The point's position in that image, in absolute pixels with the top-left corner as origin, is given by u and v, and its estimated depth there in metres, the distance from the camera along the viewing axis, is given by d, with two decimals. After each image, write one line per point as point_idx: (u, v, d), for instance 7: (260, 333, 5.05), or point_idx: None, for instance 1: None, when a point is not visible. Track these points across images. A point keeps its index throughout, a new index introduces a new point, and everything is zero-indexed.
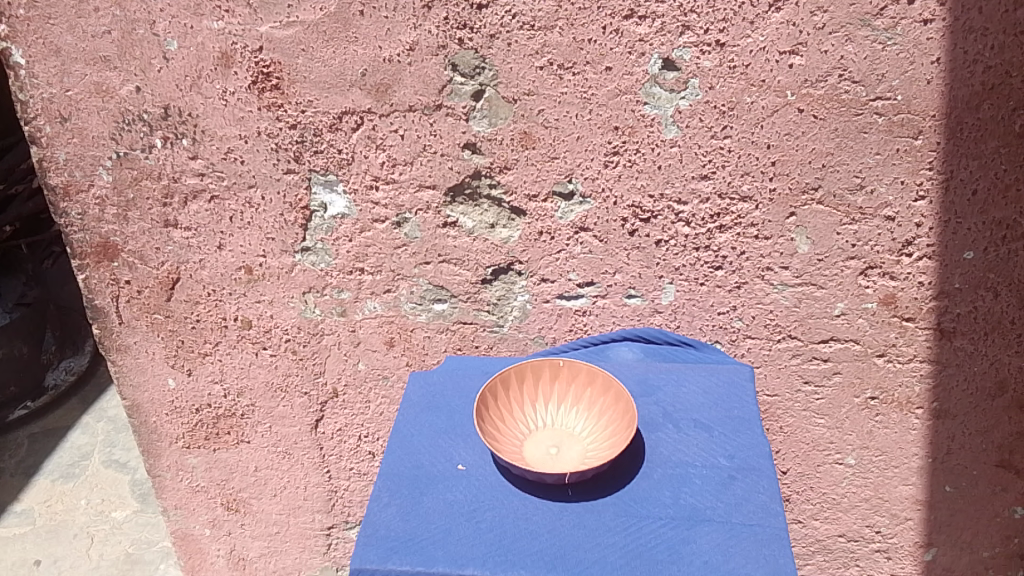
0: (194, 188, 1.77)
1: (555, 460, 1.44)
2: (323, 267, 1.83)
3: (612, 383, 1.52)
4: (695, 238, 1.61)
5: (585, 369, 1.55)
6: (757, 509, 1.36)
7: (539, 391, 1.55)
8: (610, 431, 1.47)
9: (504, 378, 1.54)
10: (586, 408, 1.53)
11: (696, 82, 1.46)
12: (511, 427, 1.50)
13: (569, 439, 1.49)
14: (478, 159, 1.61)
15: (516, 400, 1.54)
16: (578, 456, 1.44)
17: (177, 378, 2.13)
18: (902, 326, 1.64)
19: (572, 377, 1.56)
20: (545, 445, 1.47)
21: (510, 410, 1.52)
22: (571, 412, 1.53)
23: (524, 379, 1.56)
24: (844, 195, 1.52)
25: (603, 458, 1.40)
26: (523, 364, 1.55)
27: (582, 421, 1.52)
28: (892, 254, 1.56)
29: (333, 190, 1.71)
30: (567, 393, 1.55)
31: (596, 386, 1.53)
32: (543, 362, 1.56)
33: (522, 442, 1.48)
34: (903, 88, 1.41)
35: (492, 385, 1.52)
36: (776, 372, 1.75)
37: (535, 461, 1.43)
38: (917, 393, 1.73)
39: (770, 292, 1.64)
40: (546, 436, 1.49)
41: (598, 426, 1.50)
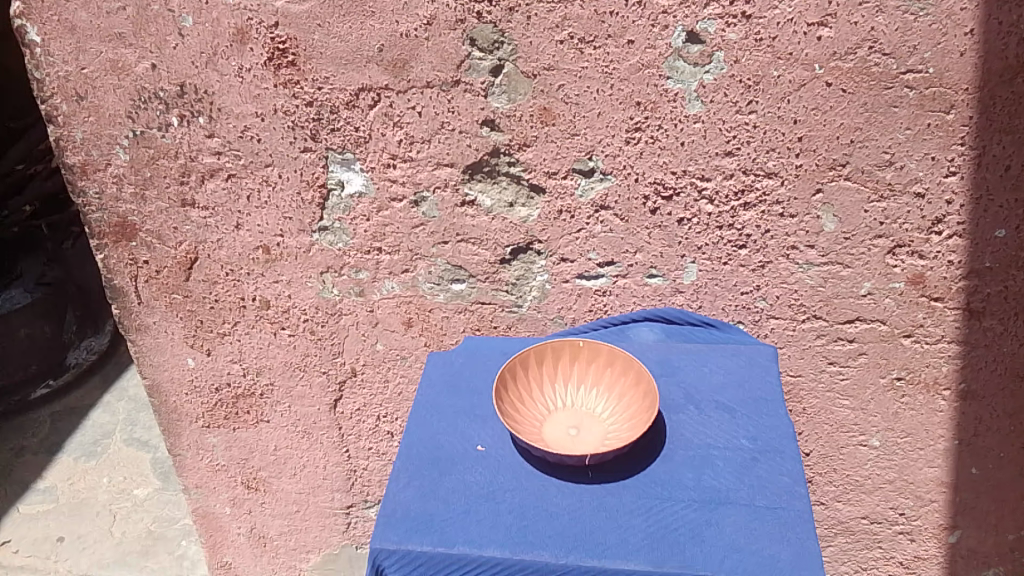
0: (211, 167, 1.75)
1: (575, 441, 1.42)
2: (340, 246, 1.81)
3: (632, 364, 1.50)
4: (719, 216, 1.57)
5: (606, 350, 1.53)
6: (781, 491, 1.34)
7: (559, 372, 1.53)
8: (631, 413, 1.45)
9: (522, 359, 1.52)
10: (606, 389, 1.51)
11: (721, 56, 1.42)
12: (530, 408, 1.48)
13: (589, 420, 1.47)
14: (497, 136, 1.58)
15: (535, 381, 1.52)
16: (599, 438, 1.42)
17: (196, 358, 2.13)
18: (929, 306, 1.61)
19: (592, 358, 1.53)
20: (565, 426, 1.45)
21: (529, 391, 1.50)
22: (591, 393, 1.51)
23: (543, 359, 1.54)
24: (873, 171, 1.47)
25: (623, 440, 1.38)
26: (541, 345, 1.53)
27: (602, 402, 1.50)
28: (921, 232, 1.52)
29: (350, 169, 1.69)
30: (587, 374, 1.53)
31: (616, 367, 1.51)
32: (562, 343, 1.54)
33: (541, 423, 1.46)
34: (935, 60, 1.37)
35: (510, 365, 1.50)
36: (800, 353, 1.72)
37: (555, 442, 1.42)
38: (944, 374, 1.69)
39: (794, 271, 1.61)
40: (565, 417, 1.47)
41: (618, 407, 1.48)
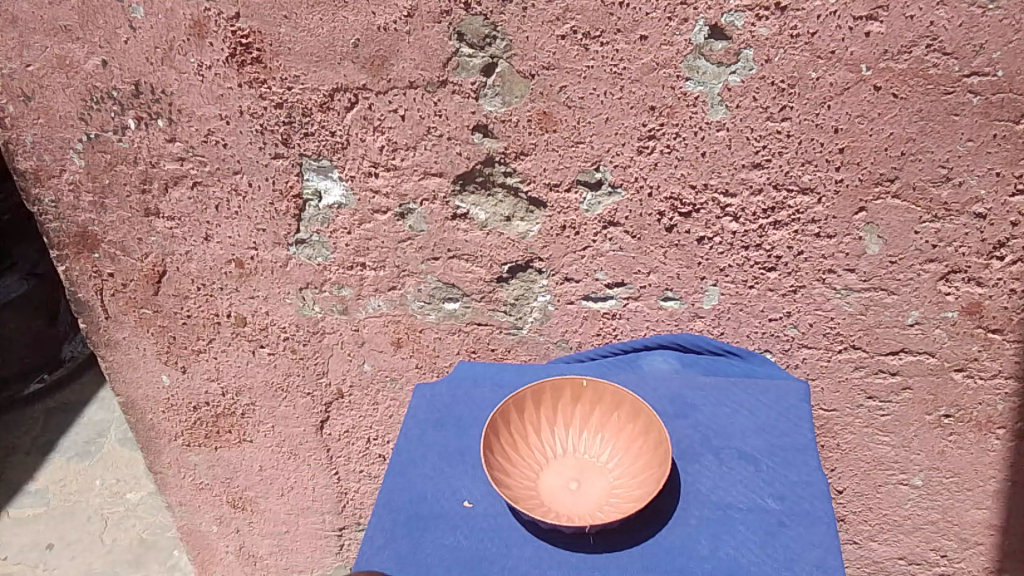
0: (174, 174, 1.57)
1: (575, 498, 1.24)
2: (319, 261, 1.62)
3: (642, 408, 1.31)
4: (745, 235, 1.37)
5: (612, 391, 1.34)
6: (810, 566, 1.15)
7: (558, 414, 1.35)
8: (641, 465, 1.27)
9: (516, 401, 1.33)
10: (611, 436, 1.33)
11: (749, 53, 1.22)
12: (525, 458, 1.29)
13: (592, 472, 1.29)
14: (491, 143, 1.39)
15: (531, 427, 1.33)
16: (603, 495, 1.24)
17: (171, 375, 1.96)
18: (986, 338, 1.40)
19: (595, 399, 1.35)
20: (564, 479, 1.27)
21: (524, 436, 1.32)
22: (595, 440, 1.33)
23: (540, 400, 1.35)
24: (926, 187, 1.27)
25: (631, 503, 1.20)
26: (538, 384, 1.35)
27: (607, 450, 1.31)
28: (979, 257, 1.32)
29: (327, 178, 1.49)
30: (591, 417, 1.34)
31: (624, 410, 1.33)
32: (562, 381, 1.35)
33: (537, 475, 1.28)
34: (1005, 61, 1.15)
35: (503, 409, 1.31)
36: (834, 386, 1.53)
37: (553, 500, 1.24)
38: (999, 412, 1.49)
39: (831, 297, 1.41)
40: (565, 467, 1.29)
41: (626, 457, 1.30)
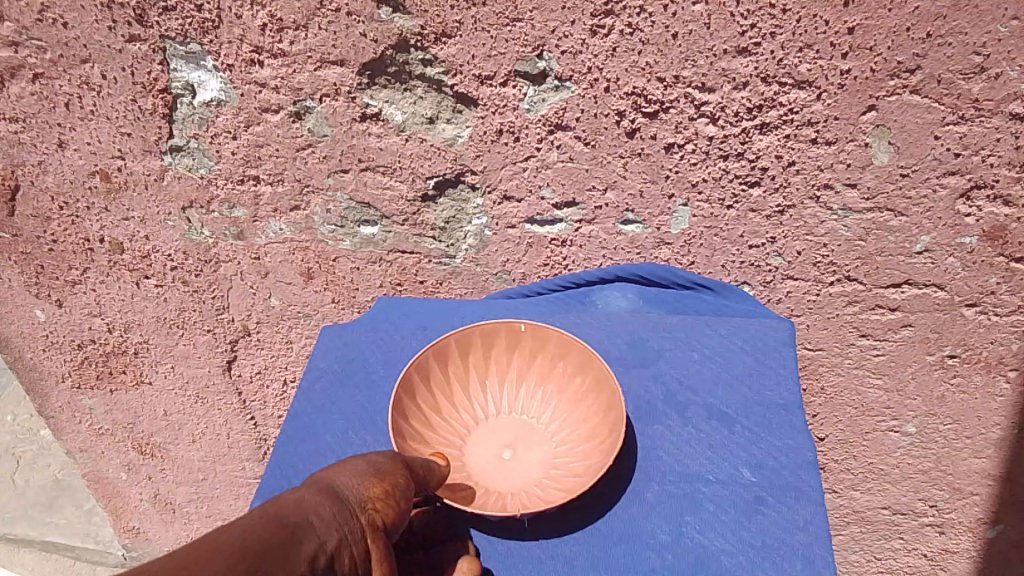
0: (9, 64, 1.24)
1: (508, 474, 1.00)
2: (202, 174, 1.32)
3: (590, 361, 1.05)
4: (724, 142, 1.10)
5: (555, 339, 1.08)
6: (791, 559, 0.90)
7: (490, 367, 1.09)
8: (589, 432, 1.02)
9: (437, 353, 1.06)
10: (553, 393, 1.07)
11: None
12: (448, 423, 1.04)
13: (530, 439, 1.04)
14: (404, 22, 1.08)
15: (458, 383, 1.08)
16: (541, 469, 1.00)
17: (46, 310, 1.65)
18: (1008, 268, 1.16)
19: (536, 348, 1.09)
20: (495, 450, 1.03)
21: (448, 394, 1.06)
22: (535, 397, 1.08)
23: (469, 350, 1.09)
24: (954, 81, 0.99)
25: (574, 480, 0.96)
26: (465, 330, 1.08)
27: (550, 411, 1.07)
28: (1010, 169, 1.06)
29: (199, 68, 1.18)
30: (530, 369, 1.09)
31: (569, 362, 1.07)
32: (495, 325, 1.09)
33: (462, 446, 1.03)
34: None
35: (420, 363, 1.05)
36: (823, 324, 1.28)
37: (479, 477, 0.99)
38: (1013, 352, 1.26)
39: (825, 219, 1.15)
40: (497, 435, 1.05)
41: (572, 421, 1.05)
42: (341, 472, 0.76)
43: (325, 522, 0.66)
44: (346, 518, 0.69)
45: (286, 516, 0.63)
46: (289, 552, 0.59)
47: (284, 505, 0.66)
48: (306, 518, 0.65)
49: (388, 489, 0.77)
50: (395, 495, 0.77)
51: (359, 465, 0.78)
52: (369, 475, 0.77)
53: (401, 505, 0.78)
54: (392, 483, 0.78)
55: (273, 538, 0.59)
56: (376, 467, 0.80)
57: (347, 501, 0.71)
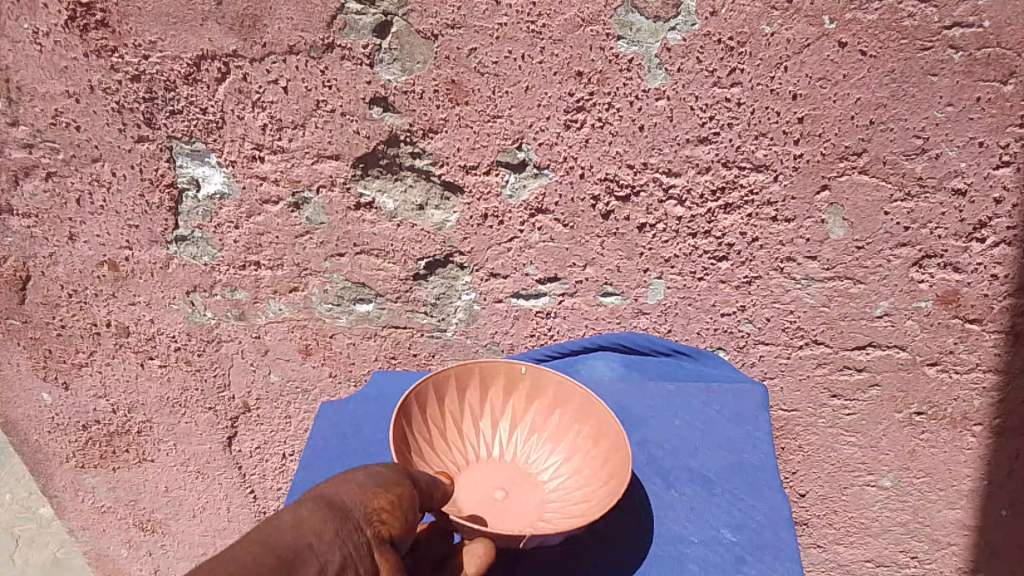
0: (25, 164, 1.31)
1: (502, 507, 1.02)
2: (206, 261, 1.39)
3: (589, 409, 1.12)
4: (691, 221, 1.18)
5: (556, 389, 1.15)
6: None
7: (486, 408, 1.15)
8: (583, 474, 1.07)
9: (436, 383, 1.12)
10: (545, 440, 1.13)
11: (690, 5, 1.01)
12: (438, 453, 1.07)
13: (521, 480, 1.08)
14: (393, 119, 1.16)
15: (451, 420, 1.12)
16: (534, 505, 1.03)
17: (53, 392, 1.70)
18: (963, 330, 1.23)
19: (533, 398, 1.16)
20: (489, 485, 1.05)
21: (445, 428, 1.10)
22: (527, 442, 1.13)
23: (465, 390, 1.14)
24: (898, 162, 1.08)
25: (574, 513, 0.99)
26: (468, 368, 1.14)
27: (541, 457, 1.11)
28: (958, 240, 1.13)
29: (204, 163, 1.25)
30: (526, 416, 1.15)
31: (566, 412, 1.13)
32: (496, 365, 1.16)
33: (456, 477, 1.05)
34: (993, 8, 0.95)
35: (419, 388, 1.09)
36: (796, 385, 1.35)
37: (474, 505, 1.01)
38: (977, 408, 1.32)
39: (790, 288, 1.23)
40: (489, 472, 1.08)
41: (563, 466, 1.09)
42: (348, 483, 0.76)
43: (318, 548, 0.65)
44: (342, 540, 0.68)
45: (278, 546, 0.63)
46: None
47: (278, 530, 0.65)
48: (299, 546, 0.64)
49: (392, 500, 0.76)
50: (403, 505, 0.78)
51: (366, 473, 0.78)
52: (371, 486, 0.77)
53: (405, 517, 0.77)
54: (395, 493, 0.78)
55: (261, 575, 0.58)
56: (380, 479, 0.79)
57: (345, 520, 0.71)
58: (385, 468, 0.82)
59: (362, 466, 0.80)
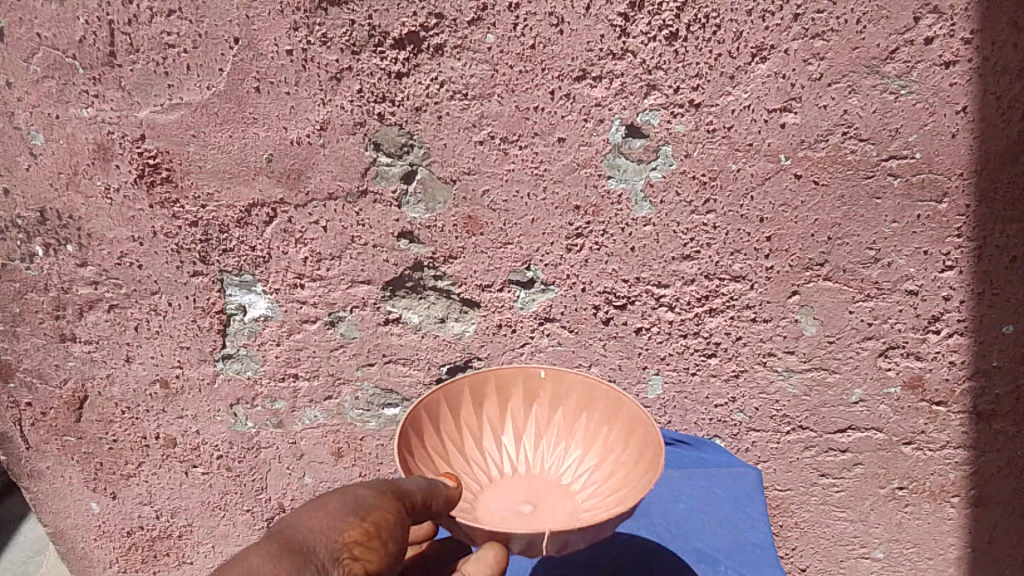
0: (89, 298, 1.47)
1: (536, 512, 1.03)
2: (249, 375, 1.54)
3: (615, 410, 1.15)
4: (682, 324, 1.34)
5: (579, 393, 1.17)
6: None
7: (511, 420, 1.17)
8: (616, 473, 1.09)
9: (453, 395, 1.14)
10: (576, 447, 1.15)
11: (668, 150, 1.19)
12: (465, 465, 1.10)
13: (554, 488, 1.10)
14: (418, 249, 1.33)
15: (474, 432, 1.14)
16: (570, 508, 1.04)
17: (100, 501, 1.81)
18: (931, 411, 1.37)
19: (556, 404, 1.18)
20: (522, 494, 1.07)
21: (472, 443, 1.13)
22: (558, 452, 1.15)
23: (485, 401, 1.17)
24: (856, 269, 1.24)
25: (607, 506, 1.00)
26: (489, 380, 1.17)
27: (573, 463, 1.13)
28: (916, 332, 1.29)
29: (251, 292, 1.41)
30: (553, 425, 1.17)
31: (594, 415, 1.16)
32: (514, 374, 1.18)
33: (487, 489, 1.07)
34: (923, 143, 1.13)
35: (440, 403, 1.12)
36: (787, 467, 1.49)
37: (506, 511, 1.03)
38: (953, 481, 1.44)
39: (773, 380, 1.39)
40: (521, 483, 1.10)
41: (595, 471, 1.11)
42: (316, 524, 0.82)
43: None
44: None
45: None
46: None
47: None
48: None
49: (368, 533, 0.83)
50: (377, 537, 0.83)
51: (337, 510, 0.84)
52: (348, 518, 0.83)
53: (382, 551, 0.83)
54: (376, 522, 0.83)
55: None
56: (356, 508, 0.84)
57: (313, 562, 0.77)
58: (373, 491, 0.87)
59: (336, 501, 0.85)
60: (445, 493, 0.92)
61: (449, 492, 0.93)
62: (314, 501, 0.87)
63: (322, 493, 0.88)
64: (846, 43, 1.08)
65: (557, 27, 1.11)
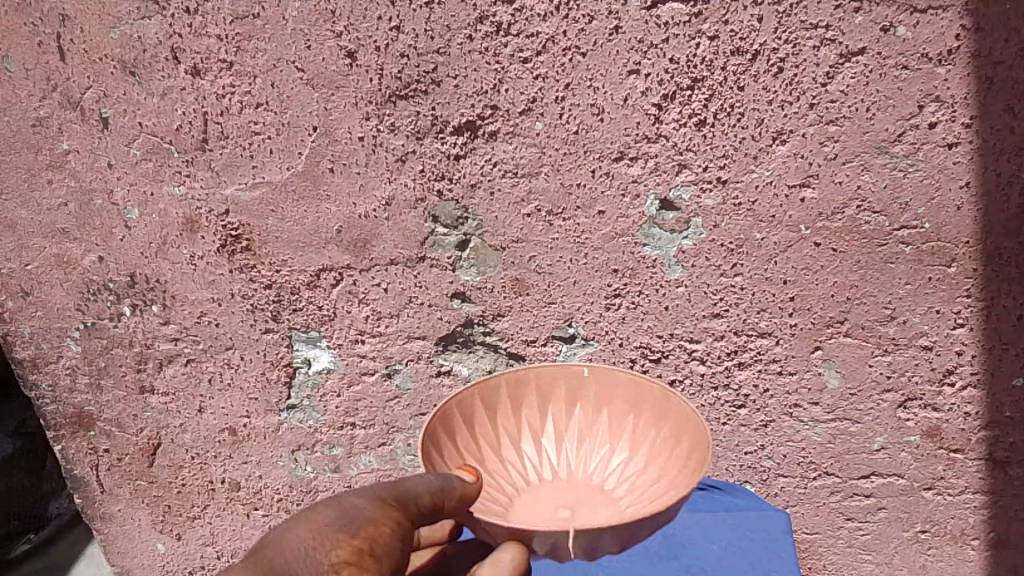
0: (169, 353, 1.61)
1: (578, 515, 1.08)
2: (311, 423, 1.65)
3: (663, 413, 1.16)
4: (713, 376, 1.45)
5: (625, 393, 1.19)
6: None
7: (554, 418, 1.20)
8: (660, 477, 1.11)
9: (490, 397, 1.17)
10: (620, 449, 1.18)
11: (698, 221, 1.31)
12: (503, 468, 1.14)
13: (596, 493, 1.14)
14: (469, 307, 1.45)
15: (512, 435, 1.18)
16: (612, 510, 1.08)
17: (166, 542, 1.88)
18: (949, 458, 1.46)
19: (599, 404, 1.21)
20: (563, 500, 1.12)
21: (513, 442, 1.17)
22: (601, 453, 1.18)
23: (525, 401, 1.19)
24: (874, 326, 1.35)
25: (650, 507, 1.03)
26: (531, 379, 1.19)
27: (618, 465, 1.17)
28: (932, 384, 1.39)
29: (316, 346, 1.54)
30: (597, 426, 1.20)
31: (641, 417, 1.18)
32: (555, 373, 1.20)
33: (528, 494, 1.12)
34: (930, 215, 1.24)
35: (477, 403, 1.16)
36: (814, 511, 1.58)
37: (547, 516, 1.07)
38: (972, 524, 1.52)
39: (799, 429, 1.49)
40: (563, 487, 1.14)
41: (640, 474, 1.14)
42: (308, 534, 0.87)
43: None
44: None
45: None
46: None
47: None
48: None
49: (358, 554, 0.86)
50: (372, 552, 0.87)
51: (332, 515, 0.90)
52: (337, 537, 0.87)
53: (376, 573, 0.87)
54: (366, 540, 0.88)
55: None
56: (351, 520, 0.89)
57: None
58: (372, 505, 0.91)
59: (336, 505, 0.92)
60: (458, 493, 0.95)
61: (462, 491, 0.95)
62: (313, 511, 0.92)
63: (321, 503, 0.93)
64: (857, 128, 1.20)
65: (599, 116, 1.25)
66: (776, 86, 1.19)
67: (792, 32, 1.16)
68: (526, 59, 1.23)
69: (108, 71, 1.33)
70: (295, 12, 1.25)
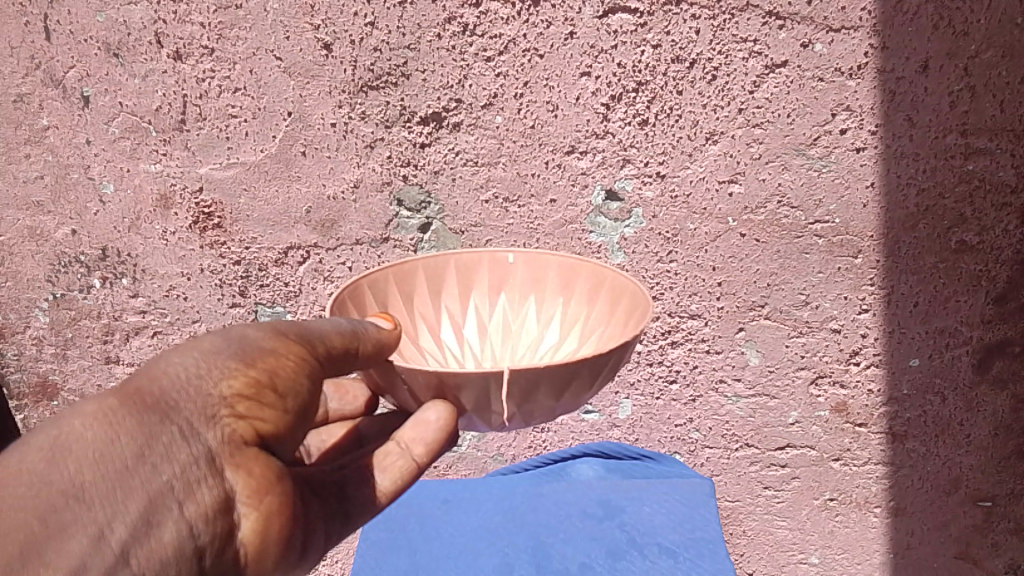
0: (136, 325, 1.67)
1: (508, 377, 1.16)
2: None
3: (592, 284, 1.24)
4: (648, 353, 1.59)
5: (551, 272, 1.28)
6: None
7: (478, 305, 1.29)
8: (586, 341, 1.19)
9: (411, 278, 1.23)
10: (550, 327, 1.27)
11: (639, 212, 1.45)
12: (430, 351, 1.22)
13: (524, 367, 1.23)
14: None
15: (435, 320, 1.25)
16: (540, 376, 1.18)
17: None
18: (855, 431, 1.63)
19: (524, 288, 1.30)
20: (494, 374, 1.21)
21: (438, 330, 1.25)
22: (529, 333, 1.28)
23: (448, 288, 1.27)
24: (790, 310, 1.51)
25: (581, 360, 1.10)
26: (453, 264, 1.27)
27: (546, 343, 1.27)
28: (840, 363, 1.55)
29: None
30: (523, 310, 1.29)
31: (570, 294, 1.27)
32: (479, 258, 1.28)
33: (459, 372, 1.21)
34: (841, 211, 1.41)
35: (400, 283, 1.21)
36: (735, 479, 1.74)
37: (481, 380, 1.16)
38: (874, 492, 1.70)
39: (724, 404, 1.64)
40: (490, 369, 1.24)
41: (568, 347, 1.22)
42: (199, 361, 0.83)
43: (135, 472, 0.77)
44: (171, 454, 0.79)
45: (65, 486, 0.73)
46: (53, 548, 0.69)
47: (85, 447, 0.75)
48: (104, 480, 0.75)
49: (257, 390, 0.84)
50: (270, 385, 0.85)
51: (227, 344, 0.86)
52: (231, 367, 0.84)
53: (279, 408, 0.87)
54: (266, 372, 0.85)
55: (37, 533, 0.69)
56: (251, 351, 0.85)
57: (175, 427, 0.80)
58: (273, 337, 0.87)
59: (230, 335, 0.87)
60: (374, 338, 0.92)
61: (377, 339, 0.92)
62: (201, 337, 0.87)
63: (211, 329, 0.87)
64: (779, 133, 1.36)
65: (553, 112, 1.38)
66: (709, 92, 1.34)
67: (724, 44, 1.30)
68: (489, 58, 1.35)
69: (92, 53, 1.41)
70: (277, 5, 1.35)
